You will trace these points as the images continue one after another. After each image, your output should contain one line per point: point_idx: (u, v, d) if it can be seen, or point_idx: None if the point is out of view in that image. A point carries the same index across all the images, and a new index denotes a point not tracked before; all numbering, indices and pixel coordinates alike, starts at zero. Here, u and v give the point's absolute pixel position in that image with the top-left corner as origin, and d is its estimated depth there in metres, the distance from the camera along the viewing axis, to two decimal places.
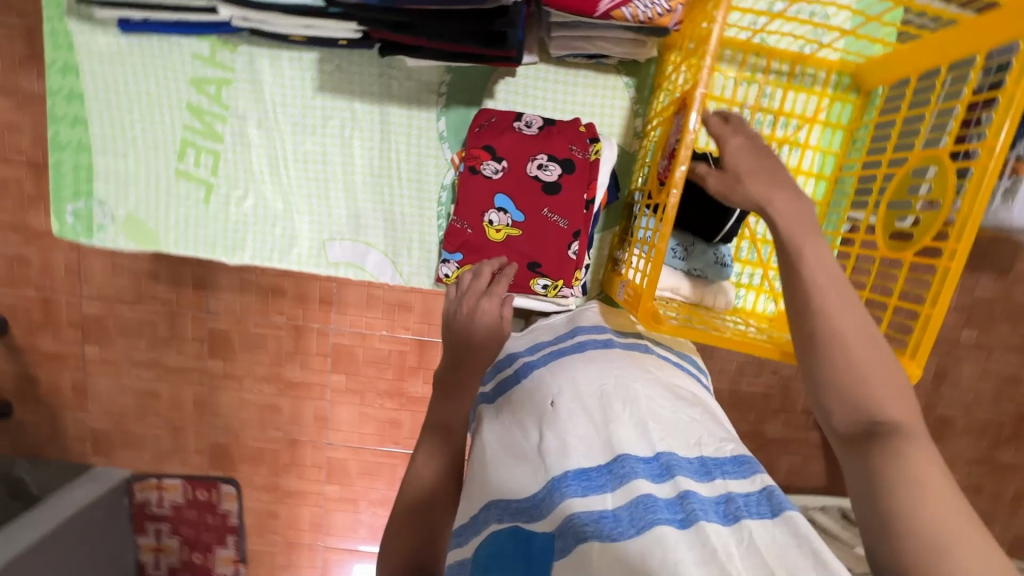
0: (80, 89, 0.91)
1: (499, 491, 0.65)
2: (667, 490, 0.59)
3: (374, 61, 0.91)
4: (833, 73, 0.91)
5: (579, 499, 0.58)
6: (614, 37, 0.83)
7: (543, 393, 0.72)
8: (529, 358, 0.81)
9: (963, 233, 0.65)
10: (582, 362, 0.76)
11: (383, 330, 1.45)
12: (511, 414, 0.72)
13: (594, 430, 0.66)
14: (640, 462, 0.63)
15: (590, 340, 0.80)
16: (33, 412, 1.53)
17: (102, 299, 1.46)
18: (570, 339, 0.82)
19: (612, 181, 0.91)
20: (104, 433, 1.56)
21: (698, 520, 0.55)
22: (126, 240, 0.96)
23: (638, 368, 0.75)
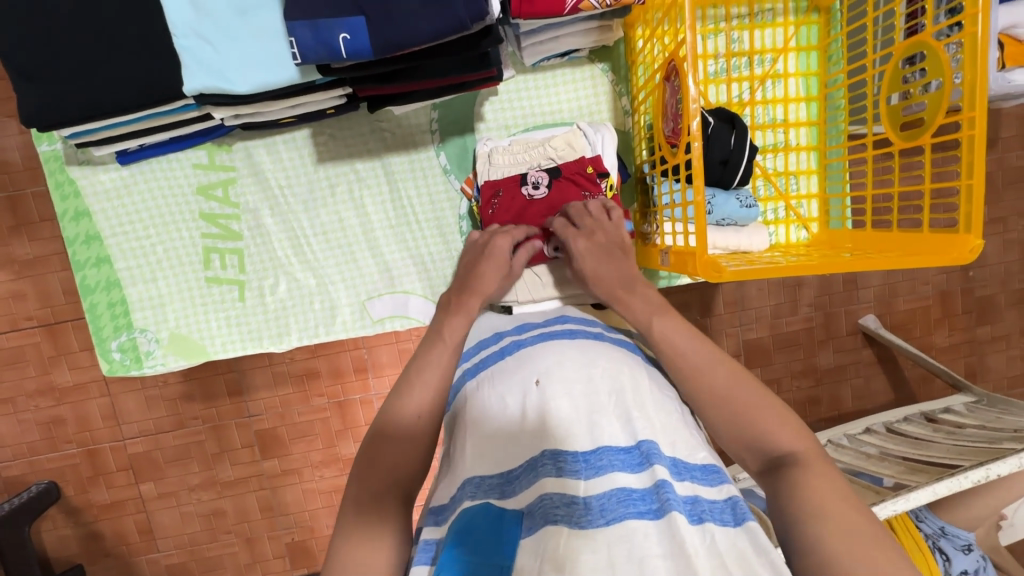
0: (96, 229, 0.93)
1: (473, 468, 0.59)
2: (643, 479, 0.54)
3: (363, 119, 0.94)
4: (789, 2, 0.95)
5: (554, 480, 0.54)
6: (579, 30, 0.86)
7: (529, 369, 0.66)
8: (514, 338, 0.75)
9: (975, 100, 0.67)
10: (569, 348, 0.69)
11: None
12: (494, 390, 0.66)
13: (577, 414, 0.60)
14: (619, 453, 0.56)
15: (580, 329, 0.74)
16: (106, 567, 1.51)
17: (145, 435, 1.45)
18: (559, 326, 0.75)
19: (620, 162, 0.94)
20: (180, 566, 1.53)
21: (671, 511, 0.49)
22: (175, 358, 0.97)
23: (623, 359, 0.68)
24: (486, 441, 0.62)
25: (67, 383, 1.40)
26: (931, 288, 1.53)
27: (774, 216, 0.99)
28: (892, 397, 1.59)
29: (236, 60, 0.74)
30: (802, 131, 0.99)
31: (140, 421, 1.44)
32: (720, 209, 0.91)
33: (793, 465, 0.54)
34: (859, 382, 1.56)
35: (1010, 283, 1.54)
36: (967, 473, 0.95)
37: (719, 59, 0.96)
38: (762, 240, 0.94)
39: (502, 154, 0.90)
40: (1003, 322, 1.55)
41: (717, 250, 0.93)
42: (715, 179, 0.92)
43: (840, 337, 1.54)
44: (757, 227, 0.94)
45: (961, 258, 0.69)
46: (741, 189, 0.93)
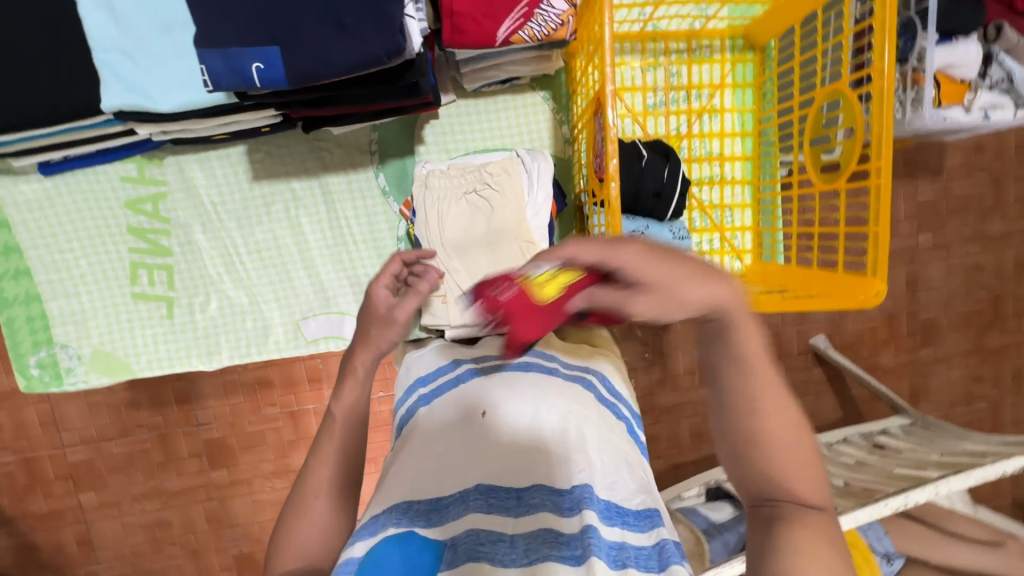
0: (15, 240, 0.90)
1: (405, 494, 0.58)
2: (571, 522, 0.52)
3: (301, 137, 0.93)
4: (726, 39, 0.97)
5: (483, 516, 0.54)
6: (518, 59, 0.87)
7: (480, 401, 0.68)
8: (471, 368, 0.77)
9: (880, 151, 0.70)
10: (522, 381, 0.71)
11: None
12: (446, 414, 0.68)
13: (519, 445, 0.62)
14: (552, 492, 0.56)
15: (535, 366, 0.75)
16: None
17: (86, 442, 1.40)
18: (515, 361, 0.77)
19: (556, 189, 0.94)
20: None
21: (592, 556, 0.48)
22: (98, 376, 0.95)
23: (576, 401, 0.69)
24: (422, 468, 0.62)
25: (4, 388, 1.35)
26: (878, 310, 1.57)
27: (710, 246, 1.01)
28: (840, 415, 1.64)
29: (159, 77, 0.73)
30: (738, 165, 1.01)
31: (81, 428, 1.40)
32: (654, 240, 0.93)
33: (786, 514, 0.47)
34: (809, 400, 1.60)
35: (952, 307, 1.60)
36: (887, 501, 0.97)
37: (658, 92, 0.97)
38: None
39: (442, 182, 0.89)
40: (946, 344, 1.61)
41: None
42: (647, 211, 0.93)
43: (791, 356, 1.58)
44: None
45: (867, 301, 0.71)
46: (676, 221, 0.95)
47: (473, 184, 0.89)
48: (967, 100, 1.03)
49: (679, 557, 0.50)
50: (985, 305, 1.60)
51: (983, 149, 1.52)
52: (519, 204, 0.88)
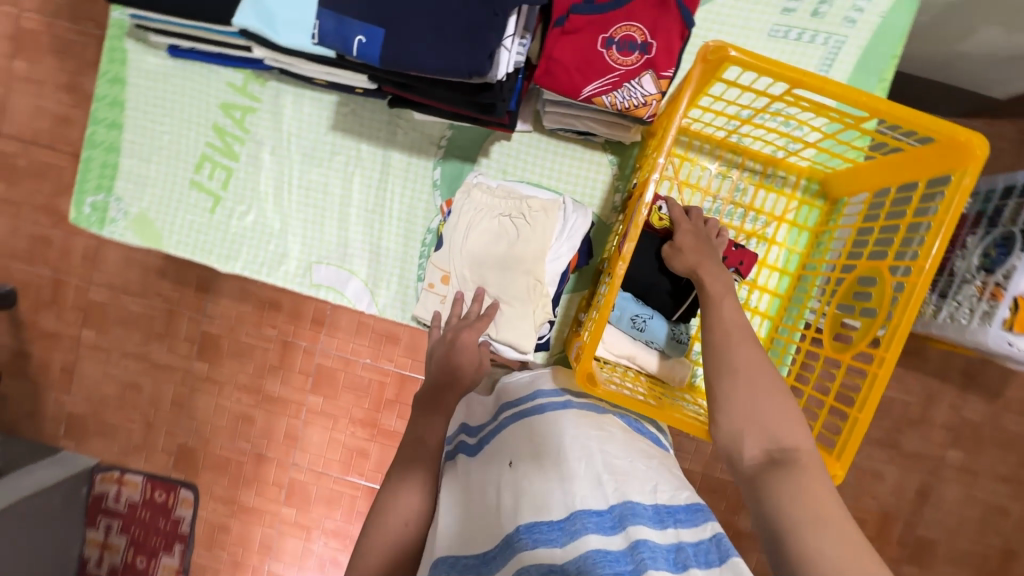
0: (122, 98, 1.02)
1: (452, 550, 0.64)
2: (618, 542, 0.59)
3: (385, 109, 1.00)
4: (803, 178, 0.97)
5: (531, 553, 0.58)
6: (599, 118, 0.90)
7: (504, 453, 0.72)
8: (501, 419, 0.80)
9: (891, 342, 0.69)
10: (538, 425, 0.74)
11: (367, 358, 1.50)
12: (477, 475, 0.72)
13: (548, 485, 0.65)
14: (592, 515, 0.61)
15: (550, 402, 0.78)
16: (19, 385, 1.60)
17: (110, 287, 1.55)
18: (530, 399, 0.80)
19: (586, 246, 0.97)
20: (79, 418, 1.60)
21: (647, 570, 0.55)
22: (133, 235, 1.04)
23: (591, 424, 0.74)
24: (467, 525, 0.66)
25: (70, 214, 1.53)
26: (876, 507, 1.43)
27: None
28: None
29: (289, 15, 0.82)
30: (766, 298, 1.00)
31: (112, 275, 1.54)
32: (652, 332, 0.94)
33: (788, 462, 0.65)
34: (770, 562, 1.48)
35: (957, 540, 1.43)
36: None
37: (718, 199, 0.98)
38: (682, 376, 0.96)
39: (490, 207, 0.93)
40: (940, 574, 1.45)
41: (633, 365, 0.96)
42: (658, 303, 0.94)
43: None
44: (683, 363, 0.96)
45: None
46: (682, 324, 0.95)
47: (514, 212, 0.93)
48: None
49: (732, 548, 0.60)
50: (999, 553, 1.43)
51: None
52: (541, 246, 0.91)
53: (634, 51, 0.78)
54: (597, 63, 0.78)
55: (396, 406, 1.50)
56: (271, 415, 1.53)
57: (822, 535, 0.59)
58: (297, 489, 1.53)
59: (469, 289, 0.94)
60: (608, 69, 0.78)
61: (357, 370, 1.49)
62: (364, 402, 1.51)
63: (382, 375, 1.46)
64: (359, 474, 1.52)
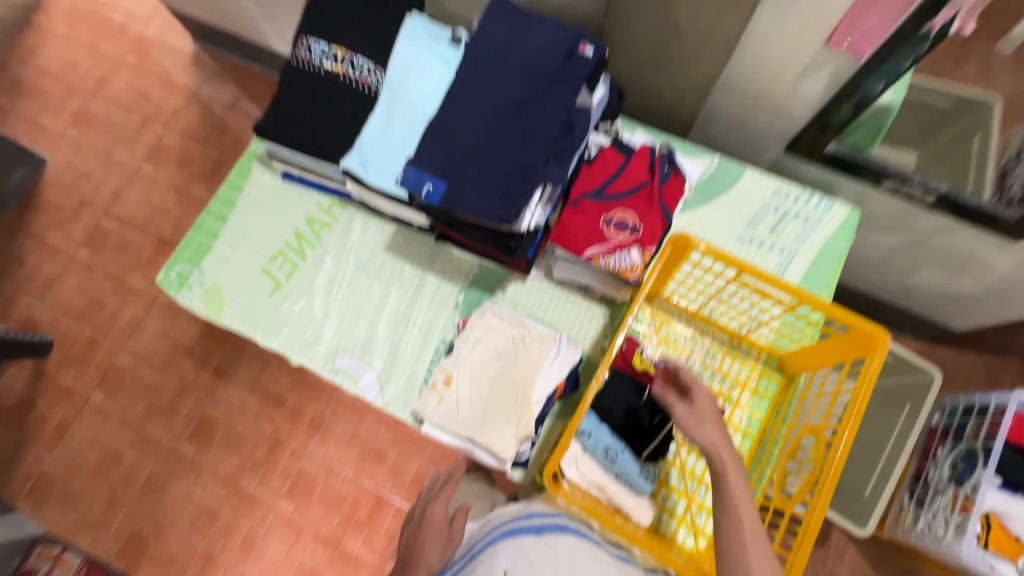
0: (235, 200, 1.32)
1: None
2: None
3: (431, 242, 1.27)
4: (764, 354, 1.14)
5: None
6: (597, 275, 1.13)
7: (498, 563, 0.85)
8: (489, 540, 0.93)
9: (822, 491, 0.83)
10: (530, 541, 0.87)
11: (348, 472, 1.78)
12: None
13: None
14: None
15: (541, 522, 0.90)
16: (11, 435, 1.86)
17: (137, 356, 1.93)
18: (520, 523, 0.92)
19: (573, 376, 1.11)
20: (50, 477, 1.81)
21: None
22: (199, 301, 1.25)
23: (556, 547, 0.85)
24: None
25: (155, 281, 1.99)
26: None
27: (672, 506, 1.06)
28: None
29: (379, 164, 1.10)
30: (730, 455, 1.09)
31: None
32: (621, 464, 1.02)
33: None
34: None
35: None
36: None
37: (691, 359, 1.15)
38: (647, 515, 1.00)
39: (496, 335, 1.11)
40: None
41: (602, 495, 1.01)
42: (630, 438, 1.04)
43: None
44: (648, 502, 1.02)
45: None
46: (649, 463, 1.05)
47: (517, 338, 1.10)
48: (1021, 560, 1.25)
49: None
50: None
51: None
52: (534, 367, 1.07)
53: (627, 231, 1.03)
54: (598, 234, 1.03)
55: (363, 529, 1.72)
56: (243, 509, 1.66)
57: None
58: None
59: (465, 395, 1.08)
60: (606, 240, 1.03)
61: (337, 482, 1.76)
62: (333, 518, 1.74)
63: (361, 494, 1.73)
64: None
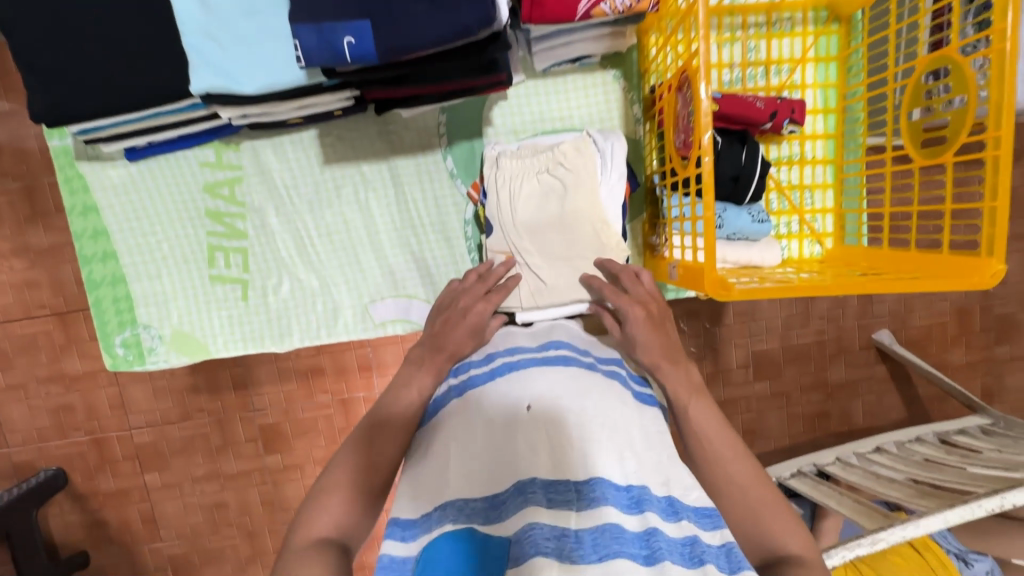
0: (103, 224, 0.94)
1: (455, 489, 0.55)
2: (635, 523, 0.51)
3: (371, 121, 0.93)
4: (810, 11, 0.92)
5: (544, 510, 0.51)
6: (592, 36, 0.84)
7: (519, 394, 0.61)
8: (506, 360, 0.69)
9: (1001, 119, 0.65)
10: (564, 374, 0.64)
11: None
12: (480, 407, 0.61)
13: (569, 442, 0.56)
14: (613, 487, 0.53)
15: (574, 357, 0.69)
16: (102, 555, 1.45)
17: (152, 425, 1.39)
18: (552, 352, 0.70)
19: (630, 171, 0.92)
20: (183, 558, 1.46)
21: (665, 559, 0.47)
22: (177, 355, 0.98)
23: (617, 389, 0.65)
24: (449, 462, 0.57)
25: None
26: (949, 304, 1.45)
27: (787, 230, 0.97)
28: (904, 414, 1.51)
29: (246, 62, 0.73)
30: (819, 144, 0.96)
31: (147, 411, 1.38)
32: (730, 223, 0.90)
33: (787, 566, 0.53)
34: (871, 399, 1.49)
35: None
36: (980, 501, 0.91)
37: (736, 67, 0.93)
38: (774, 254, 0.92)
39: (531, 180, 0.87)
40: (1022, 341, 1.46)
41: (726, 264, 0.91)
42: (725, 195, 0.90)
43: (853, 351, 1.47)
44: (769, 241, 0.92)
45: (981, 282, 0.67)
46: (754, 204, 0.91)
47: (554, 166, 0.87)
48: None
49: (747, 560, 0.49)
50: None
51: None
52: (592, 183, 0.86)
53: None
54: None
55: None
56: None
57: None
58: None
59: (538, 260, 0.87)
60: None
61: None
62: None
63: None
64: None
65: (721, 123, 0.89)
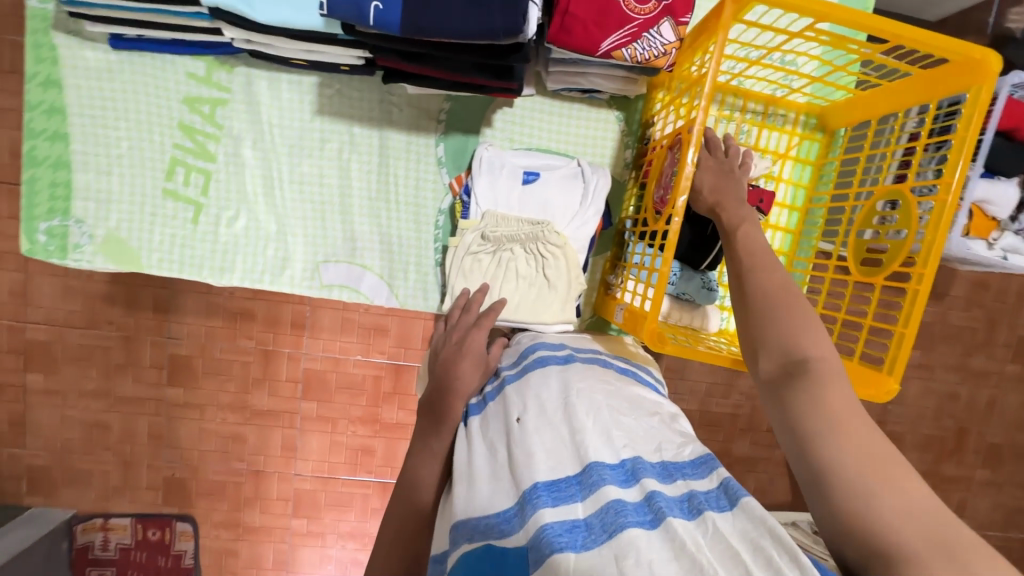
0: (62, 104, 0.88)
1: (470, 511, 0.57)
2: (634, 494, 0.54)
3: (374, 87, 0.93)
4: (801, 114, 1.00)
5: (551, 511, 0.51)
6: (607, 74, 0.88)
7: (508, 411, 0.65)
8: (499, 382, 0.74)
9: (928, 260, 0.73)
10: (545, 378, 0.69)
11: (358, 354, 1.37)
12: (478, 443, 0.64)
13: (561, 442, 0.60)
14: (607, 467, 0.56)
15: (552, 354, 0.74)
16: None
17: (50, 324, 1.29)
18: (531, 357, 0.74)
19: (606, 208, 0.96)
20: (42, 471, 1.35)
21: (667, 518, 0.49)
22: (104, 260, 0.92)
23: (600, 384, 0.69)
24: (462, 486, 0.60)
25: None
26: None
27: (730, 304, 1.03)
28: (790, 500, 1.62)
29: None
30: (779, 234, 1.03)
31: (49, 308, 1.28)
32: (683, 283, 0.96)
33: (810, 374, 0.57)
34: (765, 478, 1.58)
35: (917, 426, 1.60)
36: None
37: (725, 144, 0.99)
38: (714, 322, 0.98)
39: (518, 262, 0.89)
40: (904, 460, 1.60)
41: (667, 319, 0.97)
42: (684, 255, 0.95)
43: (760, 430, 1.56)
44: (712, 309, 0.99)
45: (876, 395, 0.74)
46: (708, 272, 0.97)
47: (533, 241, 0.89)
48: (992, 238, 1.12)
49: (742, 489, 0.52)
50: (954, 434, 1.59)
51: (988, 288, 1.53)
52: (566, 205, 0.92)
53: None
54: (614, 15, 0.76)
55: (397, 397, 1.38)
56: (264, 430, 1.36)
57: (838, 444, 0.51)
58: (304, 501, 1.42)
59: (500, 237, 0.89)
60: (625, 20, 0.76)
61: (349, 368, 1.35)
62: (361, 399, 1.39)
63: (380, 372, 1.34)
64: (365, 472, 1.44)
65: None
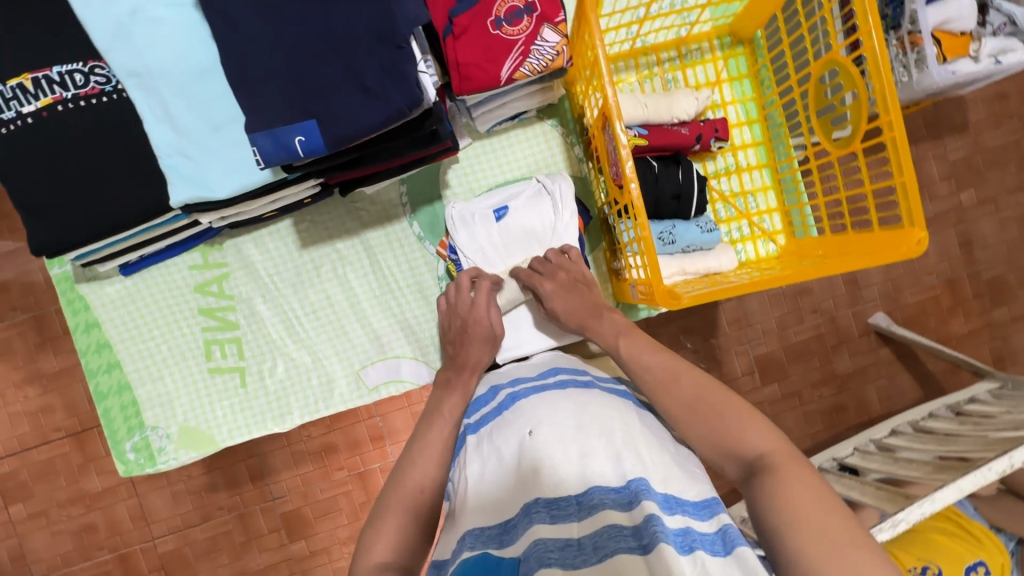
0: (105, 338, 1.01)
1: (474, 521, 0.62)
2: (631, 517, 0.55)
3: (339, 203, 1.02)
4: (714, 39, 1.03)
5: (546, 526, 0.57)
6: (523, 94, 0.93)
7: (522, 422, 0.68)
8: (510, 391, 0.77)
9: (889, 105, 0.72)
10: (562, 398, 0.70)
11: None
12: (494, 447, 0.68)
13: (569, 459, 0.63)
14: (609, 491, 0.59)
15: (571, 380, 0.75)
16: None
17: (174, 531, 1.40)
18: (551, 378, 0.77)
19: (580, 206, 0.99)
20: None
21: (660, 542, 0.51)
22: (186, 451, 1.02)
23: (617, 403, 0.70)
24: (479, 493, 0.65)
25: (2, 518, 1.37)
26: (936, 277, 1.47)
27: (739, 235, 1.03)
28: (922, 394, 1.50)
29: (216, 169, 0.81)
30: (751, 151, 1.04)
31: (168, 517, 1.39)
32: (682, 237, 0.96)
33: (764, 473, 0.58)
34: (883, 383, 1.48)
35: (1015, 261, 1.48)
36: (990, 465, 0.88)
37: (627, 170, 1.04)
38: (730, 259, 0.97)
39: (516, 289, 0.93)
40: (1020, 300, 1.48)
41: (688, 275, 0.95)
42: (672, 212, 0.96)
43: (854, 339, 1.48)
44: (723, 247, 0.98)
45: (910, 251, 0.71)
46: (701, 216, 0.98)
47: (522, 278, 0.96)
48: (973, 50, 1.08)
49: (741, 537, 0.54)
50: None
51: (1008, 98, 1.45)
52: (544, 222, 0.96)
53: (523, 16, 0.82)
54: (500, 45, 0.82)
55: None
56: None
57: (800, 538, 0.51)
58: None
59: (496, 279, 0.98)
60: (511, 45, 0.82)
61: None
62: None
63: None
64: None
65: (655, 153, 0.97)
